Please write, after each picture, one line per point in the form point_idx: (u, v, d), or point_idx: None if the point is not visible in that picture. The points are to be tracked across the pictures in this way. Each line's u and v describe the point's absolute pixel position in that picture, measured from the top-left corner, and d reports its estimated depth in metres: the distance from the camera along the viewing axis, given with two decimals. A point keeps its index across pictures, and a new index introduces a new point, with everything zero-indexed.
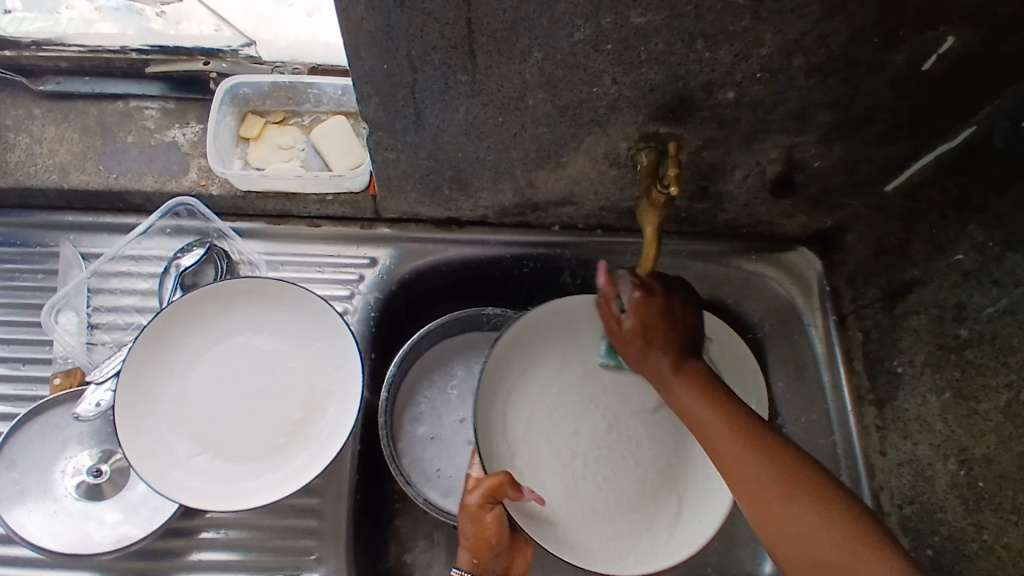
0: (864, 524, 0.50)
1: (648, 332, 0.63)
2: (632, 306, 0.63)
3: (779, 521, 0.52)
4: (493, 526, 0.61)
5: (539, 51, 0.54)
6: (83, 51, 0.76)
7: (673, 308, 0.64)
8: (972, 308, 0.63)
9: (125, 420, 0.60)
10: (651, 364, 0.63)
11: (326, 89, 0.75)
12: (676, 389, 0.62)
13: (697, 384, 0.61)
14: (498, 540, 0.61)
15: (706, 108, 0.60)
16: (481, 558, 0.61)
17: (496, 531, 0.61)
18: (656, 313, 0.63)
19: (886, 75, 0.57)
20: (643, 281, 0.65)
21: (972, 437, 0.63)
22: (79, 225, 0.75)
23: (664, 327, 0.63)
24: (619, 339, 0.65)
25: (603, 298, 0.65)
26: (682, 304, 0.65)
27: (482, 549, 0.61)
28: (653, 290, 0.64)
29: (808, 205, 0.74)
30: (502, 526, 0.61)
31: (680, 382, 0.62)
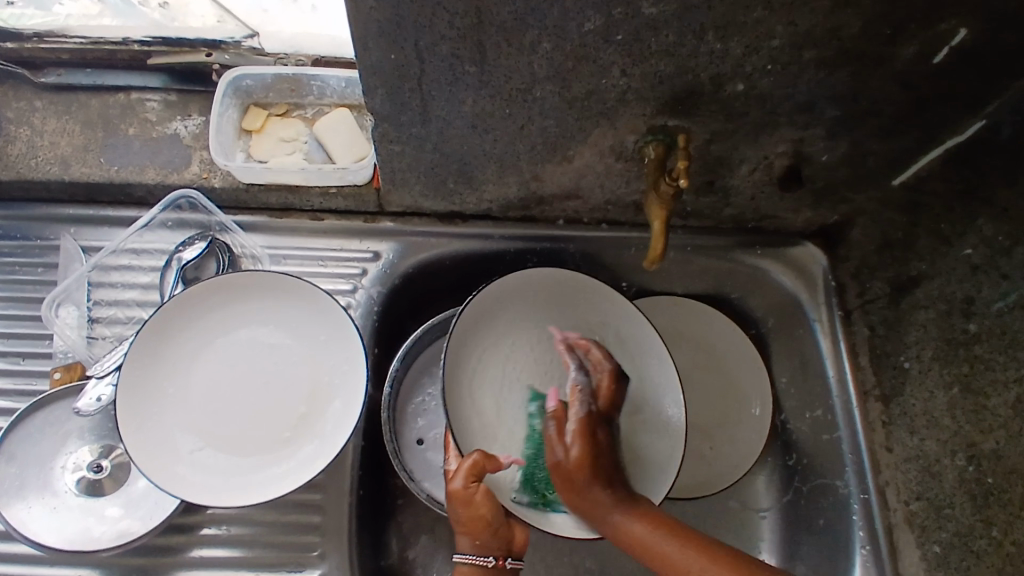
0: None
1: (599, 455, 0.59)
2: (574, 438, 0.59)
3: None
4: (483, 504, 0.61)
5: (549, 42, 0.54)
6: (85, 42, 0.75)
7: (608, 433, 0.62)
8: (981, 303, 0.63)
9: (127, 416, 0.59)
10: (588, 496, 0.58)
11: (330, 82, 0.75)
12: (641, 531, 0.56)
13: (647, 516, 0.57)
14: (494, 516, 0.62)
15: (715, 100, 0.60)
16: (480, 538, 0.62)
17: (487, 507, 0.62)
18: (607, 439, 0.61)
19: (896, 68, 0.57)
20: (603, 395, 0.64)
21: (981, 433, 0.63)
22: (80, 219, 0.74)
23: (607, 459, 0.60)
24: (564, 466, 0.59)
25: (559, 415, 0.62)
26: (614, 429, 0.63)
27: (477, 527, 0.62)
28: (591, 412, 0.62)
29: (814, 199, 0.74)
30: (494, 502, 0.62)
31: (625, 516, 0.57)
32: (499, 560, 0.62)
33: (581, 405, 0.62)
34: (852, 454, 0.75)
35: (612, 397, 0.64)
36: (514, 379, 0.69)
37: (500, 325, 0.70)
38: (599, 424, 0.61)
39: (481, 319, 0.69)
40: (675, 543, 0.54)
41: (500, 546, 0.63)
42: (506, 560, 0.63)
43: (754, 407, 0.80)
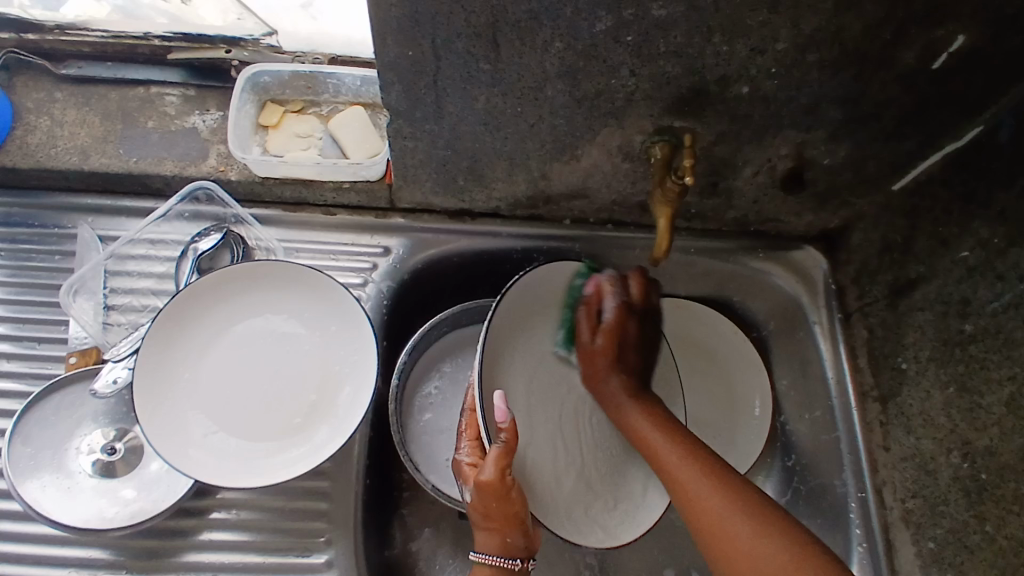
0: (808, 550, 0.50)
1: (620, 350, 0.66)
2: (607, 318, 0.66)
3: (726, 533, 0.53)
4: (518, 501, 0.59)
5: (561, 41, 0.56)
6: (106, 36, 0.78)
7: (639, 357, 0.67)
8: (977, 304, 0.65)
9: (143, 399, 0.61)
10: (599, 385, 0.65)
11: (345, 80, 0.77)
12: (654, 440, 0.62)
13: (649, 410, 0.64)
14: (525, 511, 0.60)
15: (720, 102, 0.62)
16: (506, 533, 0.60)
17: (519, 504, 0.59)
18: (634, 333, 0.67)
19: (896, 72, 0.59)
20: (631, 300, 0.67)
21: (975, 430, 0.64)
22: (97, 209, 0.76)
23: (631, 354, 0.66)
24: (586, 350, 0.65)
25: (592, 302, 0.67)
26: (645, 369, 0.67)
27: (507, 523, 0.59)
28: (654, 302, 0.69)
29: (816, 203, 0.76)
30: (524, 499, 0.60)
31: (629, 403, 0.64)
32: (524, 562, 0.62)
33: (610, 303, 0.66)
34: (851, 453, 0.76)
35: (641, 292, 0.68)
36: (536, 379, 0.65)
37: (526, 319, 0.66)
38: (630, 317, 0.66)
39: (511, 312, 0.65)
40: (651, 424, 0.63)
41: (525, 546, 0.61)
42: (528, 561, 0.62)
43: (755, 410, 0.82)
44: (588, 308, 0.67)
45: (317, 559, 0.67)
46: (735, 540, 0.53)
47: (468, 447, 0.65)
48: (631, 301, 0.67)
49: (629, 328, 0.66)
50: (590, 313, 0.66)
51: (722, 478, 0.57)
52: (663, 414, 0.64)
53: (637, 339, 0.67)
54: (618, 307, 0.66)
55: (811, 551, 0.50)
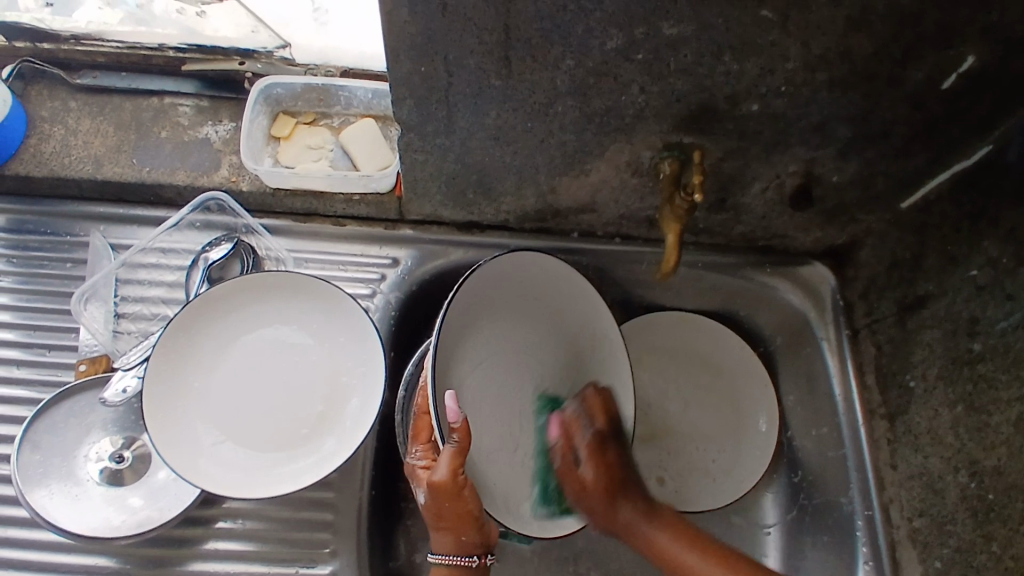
0: None
1: (618, 482, 0.65)
2: (585, 468, 0.66)
3: None
4: (470, 500, 0.60)
5: (572, 58, 0.56)
6: (122, 46, 0.78)
7: (618, 452, 0.67)
8: (986, 322, 0.64)
9: (153, 409, 0.61)
10: (616, 517, 0.65)
11: (357, 93, 0.77)
12: (643, 530, 0.64)
13: (664, 522, 0.64)
14: (478, 508, 0.61)
15: (729, 119, 0.62)
16: (464, 535, 0.62)
17: (473, 500, 0.60)
18: (617, 459, 0.66)
19: (905, 92, 0.59)
20: (602, 410, 0.68)
21: (984, 450, 0.64)
22: (109, 217, 0.77)
23: (622, 472, 0.66)
24: (581, 494, 0.66)
25: (569, 443, 0.67)
26: (624, 435, 0.68)
27: (460, 517, 0.61)
28: (609, 444, 0.67)
29: (824, 219, 0.76)
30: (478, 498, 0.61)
31: (651, 528, 0.64)
32: (481, 558, 0.63)
33: (580, 447, 0.67)
34: (857, 470, 0.76)
35: (608, 406, 0.68)
36: (490, 382, 0.67)
37: (484, 316, 0.66)
38: (608, 444, 0.67)
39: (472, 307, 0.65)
40: (670, 538, 0.63)
41: (481, 543, 0.63)
42: (486, 557, 0.64)
43: (762, 424, 0.81)
44: (564, 442, 0.67)
45: (322, 570, 0.67)
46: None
47: (421, 450, 0.66)
48: (607, 410, 0.68)
49: (608, 449, 0.66)
50: (559, 437, 0.68)
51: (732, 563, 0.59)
52: (668, 512, 0.65)
53: (619, 434, 0.68)
54: (592, 434, 0.67)
55: None
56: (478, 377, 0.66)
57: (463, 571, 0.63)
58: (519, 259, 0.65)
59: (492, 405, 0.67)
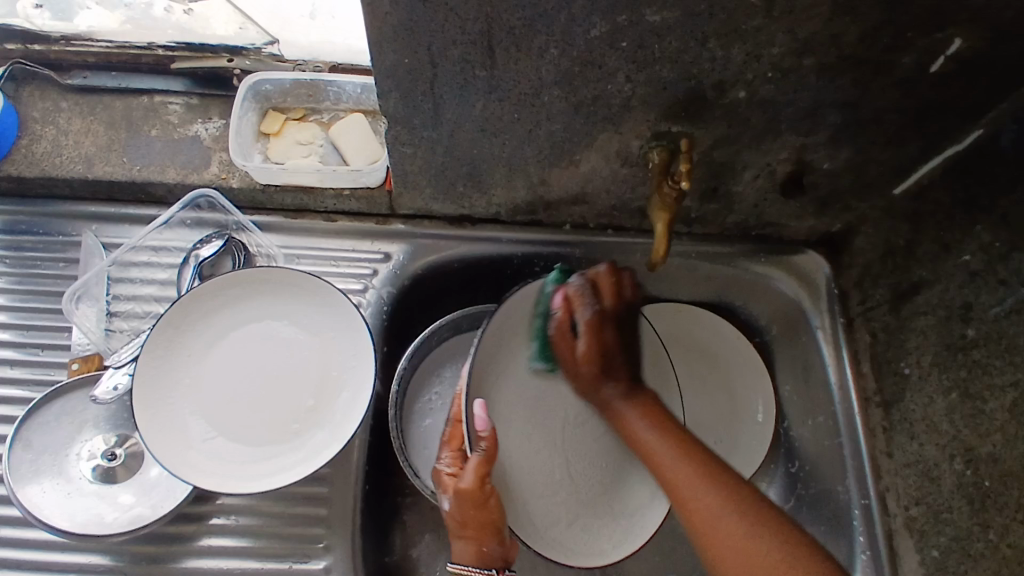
0: (807, 550, 0.52)
1: (608, 360, 0.64)
2: (581, 341, 0.63)
3: (725, 547, 0.54)
4: (495, 508, 0.62)
5: (556, 47, 0.56)
6: (111, 46, 0.79)
7: (614, 333, 0.64)
8: (979, 308, 0.64)
9: (143, 403, 0.61)
10: (597, 390, 0.64)
11: (346, 88, 0.77)
12: (630, 420, 0.63)
13: (646, 409, 0.64)
14: (502, 520, 0.62)
15: (718, 106, 0.62)
16: (484, 544, 0.62)
17: (495, 510, 0.62)
18: (613, 338, 0.64)
19: (894, 76, 0.58)
20: (609, 291, 0.64)
21: (978, 437, 0.63)
22: (101, 216, 0.77)
23: (616, 357, 0.64)
24: (568, 360, 0.64)
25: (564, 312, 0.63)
26: (629, 319, 0.66)
27: (479, 528, 0.61)
28: (609, 323, 0.63)
29: (817, 207, 0.76)
30: (502, 507, 0.62)
31: (627, 407, 0.64)
32: (498, 572, 0.63)
33: (580, 335, 0.63)
34: (852, 458, 0.75)
35: (619, 284, 0.65)
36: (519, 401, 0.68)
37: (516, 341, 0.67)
38: (606, 328, 0.63)
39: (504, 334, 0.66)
40: (643, 421, 0.63)
41: (501, 555, 0.63)
42: (505, 572, 0.63)
43: (758, 415, 0.81)
44: (565, 312, 0.63)
45: (316, 565, 0.67)
46: (758, 551, 0.52)
47: (449, 458, 0.66)
48: (616, 293, 0.64)
49: (607, 330, 0.63)
50: (562, 318, 0.63)
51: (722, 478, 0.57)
52: (647, 397, 0.65)
53: (618, 319, 0.64)
54: (595, 311, 0.63)
55: (812, 555, 0.52)
56: (511, 402, 0.67)
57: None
58: (550, 280, 0.67)
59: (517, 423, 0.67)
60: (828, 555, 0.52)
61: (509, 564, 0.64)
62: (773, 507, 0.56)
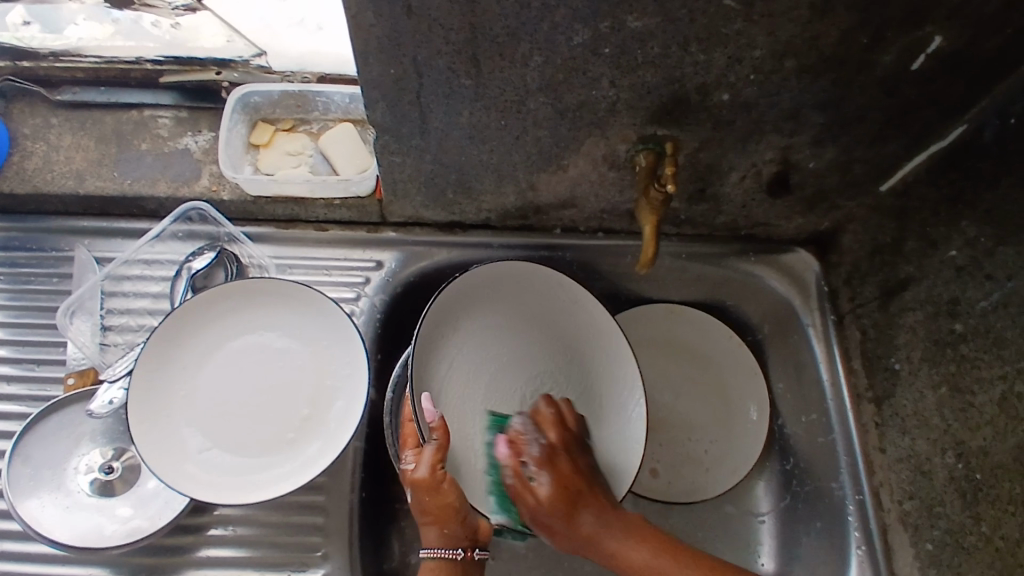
0: None
1: (574, 496, 0.60)
2: (542, 480, 0.61)
3: None
4: (451, 492, 0.62)
5: (540, 55, 0.56)
6: (99, 62, 0.78)
7: (575, 459, 0.63)
8: (966, 303, 0.64)
9: (139, 417, 0.62)
10: (578, 529, 0.60)
11: (334, 98, 0.77)
12: (613, 546, 0.59)
13: (623, 524, 0.61)
14: (462, 501, 0.62)
15: (702, 109, 0.62)
16: (449, 529, 0.63)
17: (454, 494, 0.62)
18: (572, 468, 0.62)
19: (875, 76, 0.59)
20: (551, 423, 0.66)
21: (969, 431, 0.63)
22: (93, 230, 0.77)
23: (586, 481, 0.62)
24: (536, 507, 0.60)
25: (519, 445, 0.64)
26: (581, 444, 0.66)
27: (443, 512, 0.62)
28: (563, 452, 0.63)
29: (805, 206, 0.76)
30: (461, 491, 0.63)
31: (602, 527, 0.60)
32: (467, 551, 0.64)
33: (535, 476, 0.61)
34: (846, 453, 0.76)
35: (564, 419, 0.67)
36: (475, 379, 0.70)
37: (467, 315, 0.70)
38: (563, 452, 0.63)
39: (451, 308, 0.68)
40: (638, 547, 0.59)
41: (469, 536, 0.64)
42: (473, 550, 0.64)
43: (752, 413, 0.81)
44: (514, 457, 0.63)
45: (315, 573, 0.67)
46: None
47: (410, 454, 0.65)
48: (560, 424, 0.66)
49: (560, 458, 0.63)
50: (513, 453, 0.64)
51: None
52: (629, 516, 0.61)
53: (575, 446, 0.65)
54: (545, 446, 0.64)
55: None
56: (464, 376, 0.69)
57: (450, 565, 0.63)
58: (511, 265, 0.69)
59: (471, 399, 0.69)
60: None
61: (479, 542, 0.65)
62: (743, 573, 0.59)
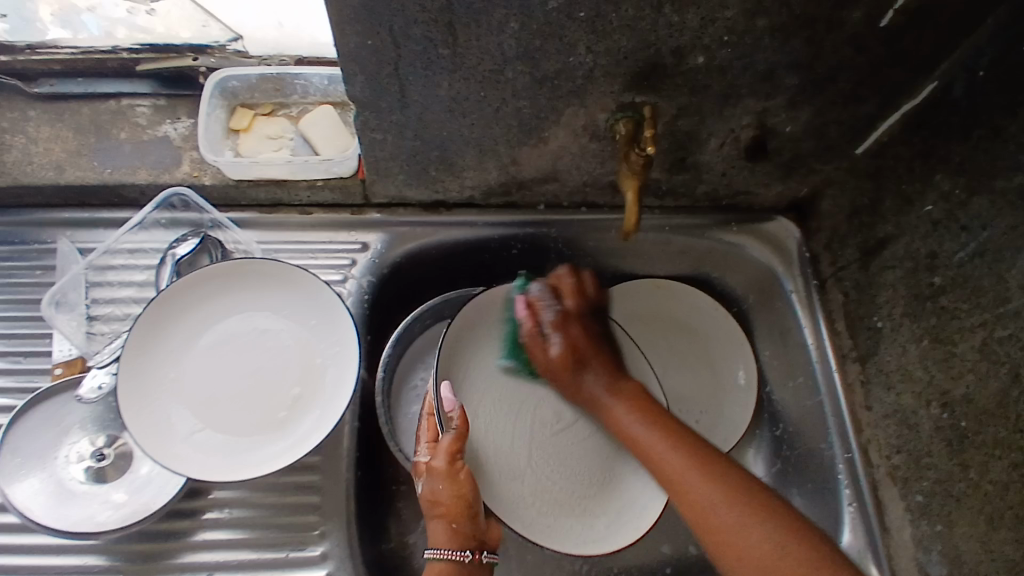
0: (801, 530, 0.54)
1: (578, 356, 0.70)
2: (552, 343, 0.71)
3: (725, 532, 0.56)
4: (467, 482, 0.64)
5: (516, 21, 0.57)
6: (76, 53, 0.78)
7: (587, 324, 0.72)
8: (943, 256, 0.65)
9: (128, 402, 0.61)
10: (581, 385, 0.70)
11: (313, 80, 0.77)
12: (619, 411, 0.68)
13: (633, 399, 0.69)
14: (474, 495, 0.64)
15: (677, 73, 0.63)
16: (460, 524, 0.63)
17: (467, 483, 0.64)
18: (580, 334, 0.71)
19: (845, 33, 0.60)
20: (570, 292, 0.72)
21: (951, 380, 0.64)
22: (75, 222, 0.77)
23: (606, 349, 0.72)
24: (546, 364, 0.71)
25: (564, 294, 0.72)
26: (592, 311, 0.74)
27: (456, 506, 0.63)
28: (571, 315, 0.72)
29: (783, 171, 0.77)
30: (475, 484, 0.65)
31: (614, 398, 0.69)
32: (474, 553, 0.63)
33: (551, 309, 0.72)
34: (835, 413, 0.77)
35: (578, 288, 0.73)
36: (505, 399, 0.73)
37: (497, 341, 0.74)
38: (582, 317, 0.72)
39: (467, 342, 0.73)
40: (626, 408, 0.68)
41: (475, 536, 0.64)
42: (480, 553, 0.64)
43: (740, 377, 0.83)
44: (532, 316, 0.72)
45: (313, 552, 0.67)
46: (741, 545, 0.55)
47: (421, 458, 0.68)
48: (578, 292, 0.73)
49: (572, 325, 0.71)
50: (534, 317, 0.72)
51: (711, 463, 0.60)
52: (629, 386, 0.70)
53: (587, 313, 0.73)
54: (559, 313, 0.72)
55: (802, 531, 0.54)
56: (493, 396, 0.73)
57: (455, 567, 0.61)
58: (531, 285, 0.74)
59: (499, 420, 0.72)
60: (812, 524, 0.55)
61: (485, 546, 0.64)
62: (761, 488, 0.58)
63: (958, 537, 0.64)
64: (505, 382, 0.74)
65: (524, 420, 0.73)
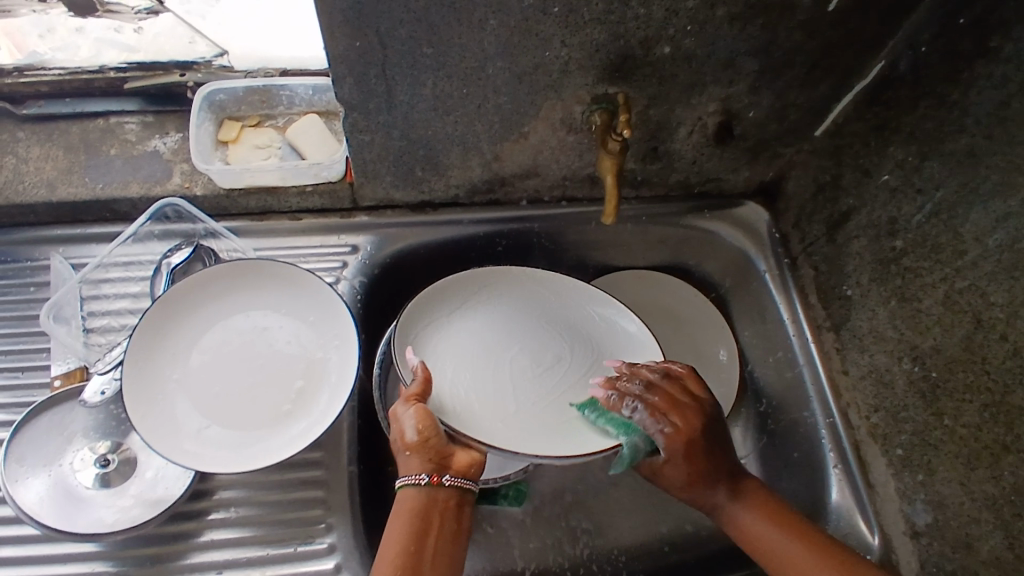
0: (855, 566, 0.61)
1: (701, 473, 0.65)
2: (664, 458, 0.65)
3: None
4: (419, 414, 0.62)
5: (495, 18, 0.61)
6: (63, 74, 0.80)
7: (704, 437, 0.65)
8: (903, 220, 0.70)
9: (134, 402, 0.62)
10: (708, 495, 0.67)
11: (298, 90, 0.80)
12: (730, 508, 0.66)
13: (755, 499, 0.66)
14: (427, 422, 0.61)
15: (647, 64, 0.68)
16: (417, 452, 0.61)
17: (417, 413, 0.62)
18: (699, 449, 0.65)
19: (797, 19, 0.65)
20: (673, 409, 0.64)
21: (919, 334, 0.69)
22: (67, 238, 0.78)
23: (722, 453, 0.66)
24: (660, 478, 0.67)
25: (653, 415, 0.64)
26: (710, 413, 0.66)
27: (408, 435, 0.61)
28: (689, 430, 0.64)
29: (749, 156, 0.82)
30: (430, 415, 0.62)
31: (740, 503, 0.66)
32: (433, 476, 0.60)
33: (658, 427, 0.64)
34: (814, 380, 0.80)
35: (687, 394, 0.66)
36: (478, 357, 0.73)
37: (458, 313, 0.75)
38: (694, 429, 0.65)
39: (426, 308, 0.74)
40: (761, 518, 0.65)
41: (436, 462, 0.61)
42: (441, 477, 0.60)
43: (722, 355, 0.87)
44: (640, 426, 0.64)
45: (320, 545, 0.68)
46: None
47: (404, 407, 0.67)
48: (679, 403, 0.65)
49: (693, 440, 0.64)
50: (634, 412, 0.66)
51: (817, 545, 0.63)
52: (751, 486, 0.67)
53: (701, 423, 0.65)
54: (667, 434, 0.64)
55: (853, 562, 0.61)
56: (466, 357, 0.72)
57: (416, 493, 0.59)
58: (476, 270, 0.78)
59: (475, 376, 0.71)
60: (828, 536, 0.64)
61: (447, 470, 0.61)
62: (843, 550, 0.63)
63: (940, 483, 0.67)
64: (473, 346, 0.73)
65: (504, 374, 0.72)
